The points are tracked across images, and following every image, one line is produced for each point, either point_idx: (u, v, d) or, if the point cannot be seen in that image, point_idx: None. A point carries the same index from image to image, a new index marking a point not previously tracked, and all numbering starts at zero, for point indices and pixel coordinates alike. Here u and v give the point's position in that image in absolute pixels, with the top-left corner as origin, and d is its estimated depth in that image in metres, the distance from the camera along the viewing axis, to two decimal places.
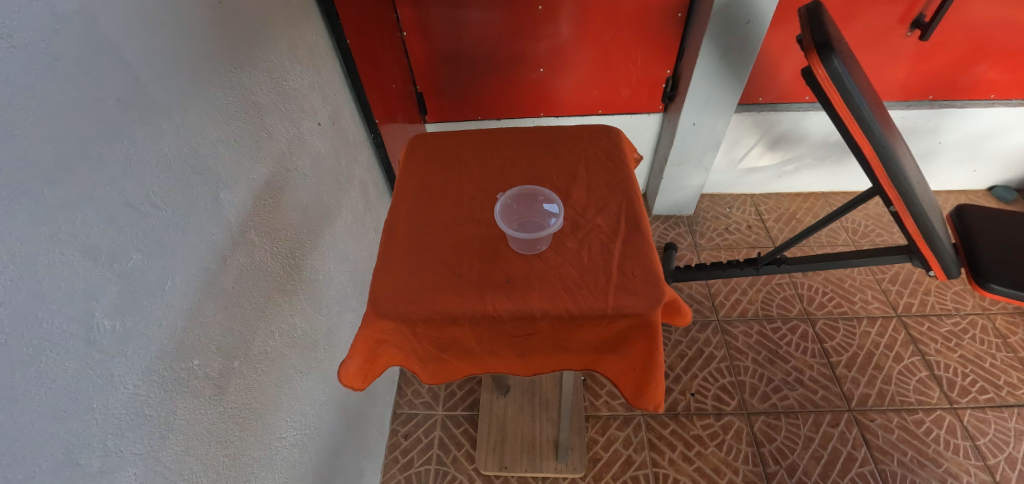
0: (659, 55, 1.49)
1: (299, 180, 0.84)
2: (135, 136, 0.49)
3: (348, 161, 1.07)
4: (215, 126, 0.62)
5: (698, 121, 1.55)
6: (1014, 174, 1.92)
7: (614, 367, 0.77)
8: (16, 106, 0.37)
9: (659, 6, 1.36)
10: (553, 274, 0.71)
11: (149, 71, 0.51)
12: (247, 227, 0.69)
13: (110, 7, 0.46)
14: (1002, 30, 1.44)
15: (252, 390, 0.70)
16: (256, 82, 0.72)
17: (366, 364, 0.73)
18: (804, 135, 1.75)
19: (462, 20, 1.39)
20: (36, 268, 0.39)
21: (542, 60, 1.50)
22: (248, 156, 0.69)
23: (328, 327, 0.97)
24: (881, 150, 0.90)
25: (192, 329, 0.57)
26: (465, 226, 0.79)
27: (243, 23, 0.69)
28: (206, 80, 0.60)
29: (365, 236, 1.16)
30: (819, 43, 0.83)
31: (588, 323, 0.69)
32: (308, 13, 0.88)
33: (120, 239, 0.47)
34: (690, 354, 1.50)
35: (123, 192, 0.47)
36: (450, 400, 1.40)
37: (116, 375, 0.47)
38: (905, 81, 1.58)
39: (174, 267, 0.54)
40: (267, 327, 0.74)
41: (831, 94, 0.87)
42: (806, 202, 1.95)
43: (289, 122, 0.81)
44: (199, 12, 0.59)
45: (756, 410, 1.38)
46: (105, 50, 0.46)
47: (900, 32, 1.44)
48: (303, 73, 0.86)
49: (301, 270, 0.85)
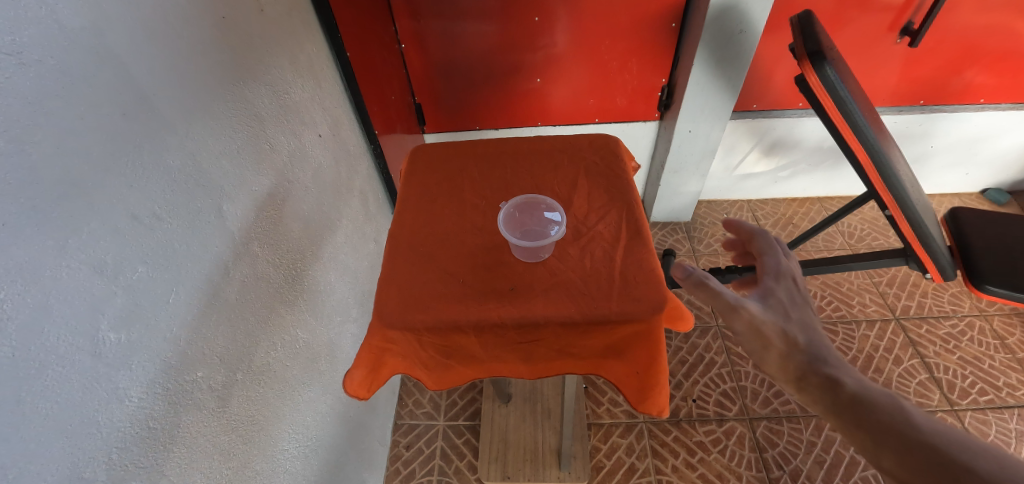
0: (653, 64, 1.51)
1: (301, 191, 0.85)
2: (141, 151, 0.50)
3: (349, 171, 1.08)
4: (218, 139, 0.63)
5: (694, 128, 1.56)
6: (1005, 177, 1.95)
7: (619, 373, 0.77)
8: (26, 123, 0.38)
9: (653, 16, 1.38)
10: (556, 281, 0.72)
11: (154, 87, 0.52)
12: (251, 238, 0.69)
13: (116, 23, 0.47)
14: (990, 36, 1.47)
15: (255, 401, 0.70)
16: (258, 94, 0.72)
17: (371, 373, 0.73)
18: (799, 141, 1.77)
19: (459, 32, 1.41)
20: (43, 281, 0.40)
21: (538, 70, 1.52)
22: (250, 167, 0.70)
23: (330, 338, 0.97)
24: (876, 155, 0.91)
25: (196, 340, 0.57)
26: (468, 236, 0.80)
27: (245, 36, 0.69)
28: (209, 92, 0.61)
29: (365, 246, 1.16)
30: (812, 51, 0.85)
31: (592, 330, 0.69)
32: (308, 26, 0.89)
33: (125, 253, 0.47)
34: (691, 360, 1.50)
35: (129, 205, 0.48)
36: (451, 409, 1.40)
37: (121, 389, 0.47)
38: (896, 86, 1.61)
39: (178, 279, 0.54)
40: (269, 340, 0.74)
41: (825, 101, 0.88)
42: (802, 206, 1.97)
43: (289, 133, 0.81)
44: (203, 27, 0.60)
45: (758, 415, 1.37)
46: (112, 66, 0.46)
47: (889, 39, 1.47)
48: (304, 85, 0.87)
49: (303, 281, 0.85)
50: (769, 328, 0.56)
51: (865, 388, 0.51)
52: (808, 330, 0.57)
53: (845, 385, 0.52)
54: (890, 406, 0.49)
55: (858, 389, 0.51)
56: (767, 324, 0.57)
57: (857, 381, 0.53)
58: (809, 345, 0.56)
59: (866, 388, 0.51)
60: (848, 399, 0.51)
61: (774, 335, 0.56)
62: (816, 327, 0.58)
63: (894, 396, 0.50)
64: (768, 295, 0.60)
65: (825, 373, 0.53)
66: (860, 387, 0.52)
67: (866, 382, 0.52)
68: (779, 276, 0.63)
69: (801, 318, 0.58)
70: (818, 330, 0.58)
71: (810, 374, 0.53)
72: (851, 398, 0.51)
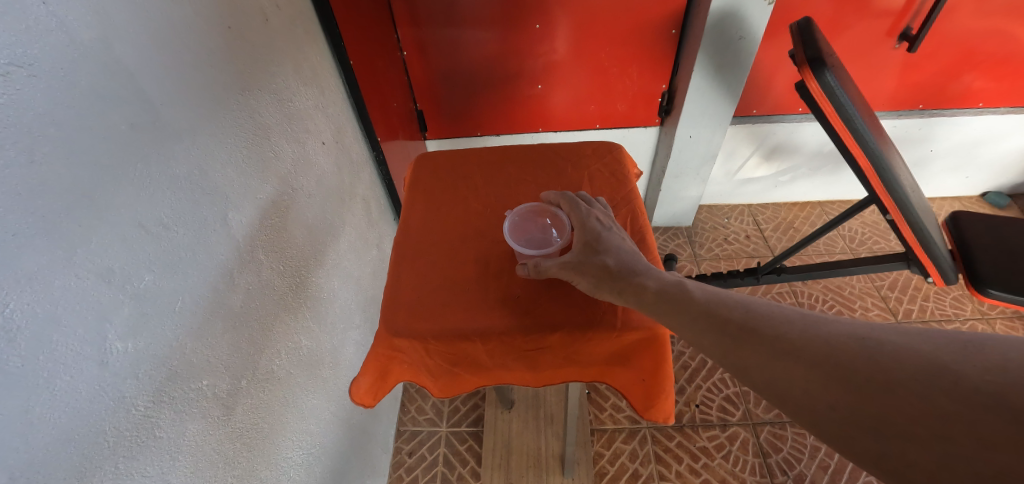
0: (653, 71, 1.52)
1: (305, 198, 0.85)
2: (149, 160, 0.50)
3: (352, 178, 1.08)
4: (224, 148, 0.63)
5: (694, 133, 1.57)
6: (1005, 180, 1.96)
7: (624, 380, 0.77)
8: (36, 133, 0.38)
9: (653, 23, 1.39)
10: (561, 289, 0.72)
11: (161, 96, 0.52)
12: (255, 246, 0.69)
13: (124, 34, 0.47)
14: (989, 40, 1.48)
15: (259, 409, 0.70)
16: (263, 103, 0.73)
17: (377, 381, 0.73)
18: (799, 146, 1.77)
19: (461, 40, 1.42)
20: (52, 291, 0.40)
21: (539, 77, 1.53)
22: (255, 176, 0.70)
23: (333, 344, 0.97)
24: (876, 161, 0.92)
25: (202, 348, 0.57)
26: (473, 244, 0.80)
27: (250, 45, 0.70)
28: (216, 102, 0.62)
29: (368, 252, 1.16)
30: (811, 57, 0.86)
31: (598, 337, 0.69)
32: (312, 35, 0.90)
33: (133, 261, 0.48)
34: (694, 364, 1.50)
35: (137, 213, 0.48)
36: (454, 415, 1.39)
37: (127, 397, 0.47)
38: (895, 91, 1.61)
39: (184, 286, 0.55)
40: (273, 347, 0.74)
41: (825, 107, 0.89)
42: (802, 211, 1.97)
43: (294, 142, 0.82)
44: (209, 37, 0.61)
45: (762, 420, 1.37)
46: (120, 76, 0.47)
47: (888, 44, 1.48)
48: (308, 93, 0.88)
49: (307, 288, 0.85)
50: (588, 269, 0.66)
51: (663, 284, 0.61)
52: (620, 254, 0.67)
53: (647, 287, 0.61)
54: (676, 291, 0.60)
55: (657, 286, 0.61)
56: (589, 266, 0.66)
57: (658, 281, 0.62)
58: (619, 265, 0.65)
59: (664, 284, 0.61)
60: (651, 297, 0.60)
61: (591, 274, 0.66)
62: (626, 250, 0.67)
63: (681, 281, 0.61)
64: (584, 244, 0.69)
65: (635, 282, 0.63)
66: (659, 286, 0.61)
67: (663, 278, 0.62)
68: (588, 226, 0.71)
69: (611, 249, 0.67)
70: (630, 252, 0.67)
71: (623, 288, 0.63)
72: (651, 295, 0.60)
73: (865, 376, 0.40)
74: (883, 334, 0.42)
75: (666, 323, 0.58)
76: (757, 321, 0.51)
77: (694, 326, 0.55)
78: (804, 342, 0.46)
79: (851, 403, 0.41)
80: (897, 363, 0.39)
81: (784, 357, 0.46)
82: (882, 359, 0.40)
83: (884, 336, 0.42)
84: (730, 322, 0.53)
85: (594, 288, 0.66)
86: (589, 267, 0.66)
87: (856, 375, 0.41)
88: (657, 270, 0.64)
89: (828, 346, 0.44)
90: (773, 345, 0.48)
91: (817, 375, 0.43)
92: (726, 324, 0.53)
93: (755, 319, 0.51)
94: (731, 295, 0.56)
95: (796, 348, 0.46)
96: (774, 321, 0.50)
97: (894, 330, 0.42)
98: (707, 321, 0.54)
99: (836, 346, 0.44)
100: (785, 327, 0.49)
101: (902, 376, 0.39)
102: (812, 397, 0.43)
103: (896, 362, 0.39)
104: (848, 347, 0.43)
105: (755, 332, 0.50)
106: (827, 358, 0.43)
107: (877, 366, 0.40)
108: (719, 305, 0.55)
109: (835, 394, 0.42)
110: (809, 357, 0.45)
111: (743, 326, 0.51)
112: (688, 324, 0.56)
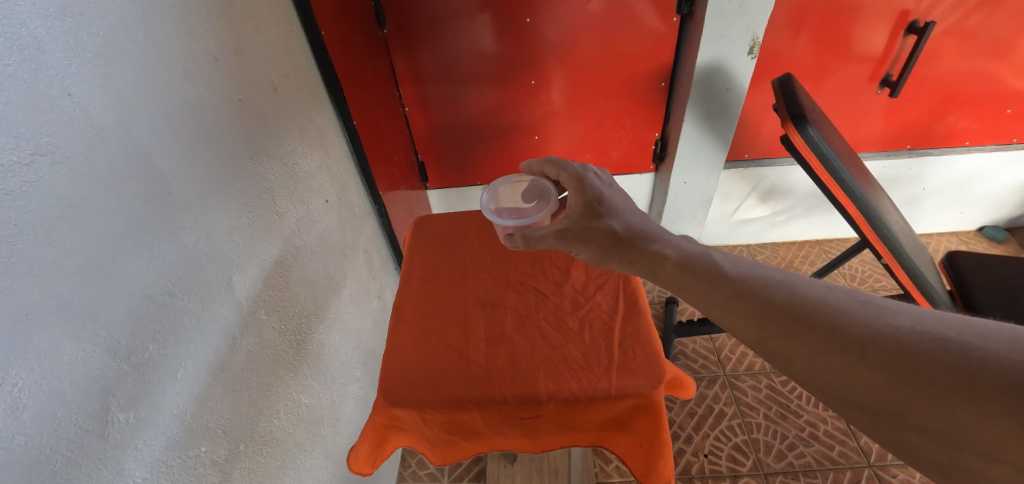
0: (646, 120, 1.58)
1: (308, 255, 0.88)
2: (159, 232, 0.52)
3: (353, 232, 1.10)
4: (230, 213, 0.66)
5: (688, 179, 1.63)
6: (1001, 215, 1.98)
7: (623, 445, 0.76)
8: (56, 215, 0.41)
9: (643, 76, 1.46)
10: (556, 355, 0.73)
11: (174, 171, 0.55)
12: (258, 306, 0.71)
13: (143, 116, 0.50)
14: (969, 83, 1.53)
15: (256, 473, 0.69)
16: (269, 168, 0.77)
17: (376, 448, 0.73)
18: (792, 188, 1.81)
19: (459, 94, 1.49)
20: (59, 367, 0.41)
21: (536, 127, 1.59)
22: (260, 239, 0.73)
23: (333, 401, 0.96)
24: (865, 210, 0.94)
25: (202, 414, 0.58)
26: (471, 309, 0.82)
27: (258, 116, 0.74)
28: (224, 171, 0.65)
29: (369, 303, 1.17)
30: (794, 114, 0.91)
31: (592, 406, 0.69)
32: (319, 99, 0.95)
33: (138, 332, 0.49)
34: (700, 411, 1.47)
35: (145, 285, 0.50)
36: (456, 470, 1.36)
37: (127, 469, 0.47)
38: (883, 132, 1.66)
39: (186, 354, 0.55)
40: (273, 407, 0.74)
41: (811, 158, 0.93)
42: (801, 250, 1.99)
43: (299, 203, 0.85)
44: (221, 111, 0.65)
45: (773, 470, 1.33)
46: (137, 156, 0.49)
47: (870, 90, 1.54)
48: (313, 155, 0.92)
49: (308, 345, 0.86)
50: (593, 236, 0.70)
51: (684, 254, 0.63)
52: (625, 220, 0.71)
53: (668, 257, 0.63)
54: (705, 260, 0.61)
55: (678, 256, 0.63)
56: (592, 233, 0.70)
57: (681, 251, 0.63)
58: (627, 233, 0.69)
59: (686, 254, 0.63)
60: (674, 265, 0.62)
61: (597, 241, 0.70)
62: (631, 216, 0.71)
63: (705, 252, 0.62)
64: (585, 210, 0.73)
65: (654, 250, 0.65)
66: (682, 256, 0.63)
67: (683, 247, 0.64)
68: (587, 188, 0.75)
69: (617, 215, 0.71)
70: (636, 218, 0.71)
71: (636, 257, 0.67)
72: (672, 265, 0.62)
73: (948, 383, 0.38)
74: (968, 338, 0.39)
75: (689, 292, 0.60)
76: (808, 303, 0.49)
77: (730, 303, 0.54)
78: (872, 337, 0.43)
79: (921, 415, 0.39)
80: (985, 374, 0.36)
81: (845, 352, 0.44)
82: (969, 368, 0.37)
83: (965, 341, 0.39)
84: (774, 306, 0.51)
85: (600, 254, 0.70)
86: (595, 234, 0.70)
87: (934, 384, 0.39)
88: (669, 236, 0.67)
89: (901, 345, 0.41)
90: (833, 335, 0.45)
91: (889, 378, 0.41)
92: (771, 308, 0.51)
93: (802, 302, 0.50)
94: (773, 276, 0.54)
95: (859, 344, 0.44)
96: (831, 310, 0.47)
97: (980, 333, 0.39)
98: (749, 302, 0.53)
99: (912, 347, 0.41)
100: (845, 319, 0.46)
101: (989, 392, 0.36)
102: (879, 401, 0.42)
103: (977, 376, 0.37)
104: (923, 348, 0.40)
105: (806, 319, 0.48)
106: (899, 357, 0.41)
107: (934, 424, 0.39)
108: (759, 286, 0.54)
109: (909, 400, 0.40)
110: (877, 357, 0.42)
111: (792, 312, 0.49)
112: (719, 301, 0.56)
